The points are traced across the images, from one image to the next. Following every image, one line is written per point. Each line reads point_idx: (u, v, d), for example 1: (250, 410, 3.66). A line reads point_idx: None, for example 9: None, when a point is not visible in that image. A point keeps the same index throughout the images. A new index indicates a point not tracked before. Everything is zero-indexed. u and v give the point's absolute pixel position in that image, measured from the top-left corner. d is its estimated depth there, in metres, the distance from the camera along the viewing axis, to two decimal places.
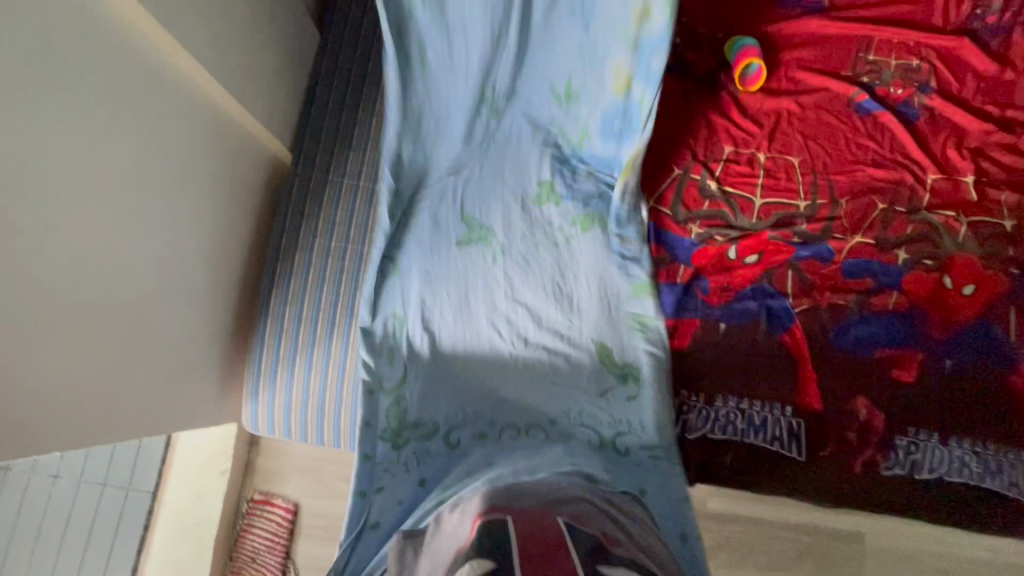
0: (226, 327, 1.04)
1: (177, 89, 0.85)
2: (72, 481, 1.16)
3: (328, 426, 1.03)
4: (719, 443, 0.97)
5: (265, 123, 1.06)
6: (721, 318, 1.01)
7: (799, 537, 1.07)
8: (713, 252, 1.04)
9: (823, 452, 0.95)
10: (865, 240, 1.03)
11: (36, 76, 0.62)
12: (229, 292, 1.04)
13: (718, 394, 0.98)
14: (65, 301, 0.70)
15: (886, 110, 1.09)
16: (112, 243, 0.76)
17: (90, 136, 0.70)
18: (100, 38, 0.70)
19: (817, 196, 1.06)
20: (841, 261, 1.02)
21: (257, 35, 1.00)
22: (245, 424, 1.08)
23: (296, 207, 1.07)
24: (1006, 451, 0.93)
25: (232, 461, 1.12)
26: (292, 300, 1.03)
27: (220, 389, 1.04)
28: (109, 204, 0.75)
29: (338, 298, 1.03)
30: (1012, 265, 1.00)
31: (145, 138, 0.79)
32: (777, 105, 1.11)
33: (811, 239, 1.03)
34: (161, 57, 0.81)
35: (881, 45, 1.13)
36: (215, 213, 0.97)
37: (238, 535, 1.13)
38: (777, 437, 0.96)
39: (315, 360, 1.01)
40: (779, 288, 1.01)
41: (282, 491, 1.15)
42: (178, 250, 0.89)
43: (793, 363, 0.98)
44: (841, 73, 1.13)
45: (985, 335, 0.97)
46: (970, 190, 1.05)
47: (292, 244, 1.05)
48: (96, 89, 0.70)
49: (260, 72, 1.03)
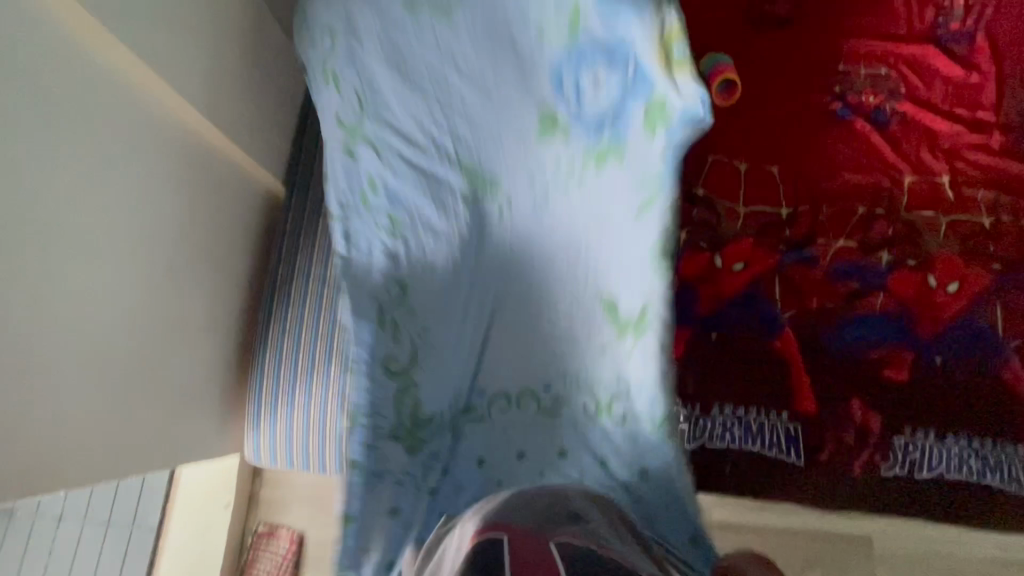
0: (225, 358, 1.06)
1: (169, 131, 0.88)
2: (76, 523, 1.17)
3: (329, 451, 1.03)
4: (717, 451, 0.98)
5: (257, 159, 1.10)
6: (712, 326, 1.02)
7: (806, 543, 1.07)
8: (700, 261, 1.05)
9: (822, 456, 0.96)
10: (848, 244, 1.05)
11: (33, 123, 0.65)
12: (229, 326, 1.06)
13: (714, 403, 0.99)
14: (63, 340, 0.71)
15: (858, 117, 1.13)
16: (108, 284, 0.78)
17: (84, 182, 0.73)
18: (92, 85, 0.74)
19: (798, 203, 1.09)
20: (827, 264, 1.04)
21: (246, 77, 1.04)
22: (247, 454, 1.09)
23: (291, 238, 1.09)
24: (1001, 444, 0.94)
25: (235, 493, 1.13)
26: (290, 328, 1.05)
27: (221, 422, 1.05)
28: (105, 244, 0.77)
29: (333, 326, 1.05)
30: (993, 261, 1.02)
31: (137, 180, 0.82)
32: (754, 118, 1.15)
33: (795, 245, 1.05)
34: (151, 101, 0.84)
35: (848, 56, 1.17)
36: (209, 248, 0.99)
37: (244, 568, 1.12)
38: (775, 443, 0.97)
39: (314, 388, 1.03)
40: (768, 295, 1.03)
41: (287, 521, 1.15)
42: (177, 285, 0.92)
43: (784, 367, 0.99)
44: (812, 84, 1.17)
45: (971, 330, 0.98)
46: (947, 190, 1.07)
47: (288, 274, 1.08)
48: (88, 134, 0.73)
49: (252, 110, 1.06)
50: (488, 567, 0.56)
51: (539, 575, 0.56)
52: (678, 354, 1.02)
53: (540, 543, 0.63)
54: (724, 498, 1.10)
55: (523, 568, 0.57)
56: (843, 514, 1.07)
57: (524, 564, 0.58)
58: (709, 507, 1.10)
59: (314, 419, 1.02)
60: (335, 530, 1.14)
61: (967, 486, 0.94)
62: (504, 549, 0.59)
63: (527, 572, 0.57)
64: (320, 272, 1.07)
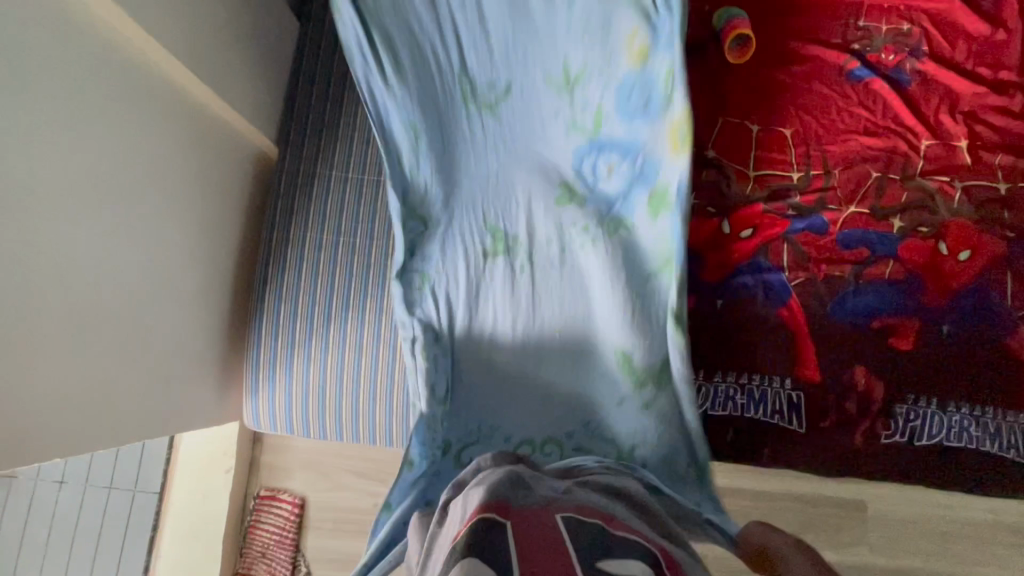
0: (222, 324, 1.04)
1: (157, 87, 0.83)
2: (76, 488, 1.16)
3: (329, 415, 1.03)
4: (718, 419, 0.98)
5: (250, 118, 1.05)
6: (718, 293, 1.01)
7: (800, 508, 1.09)
8: (708, 227, 1.03)
9: (823, 424, 0.95)
10: (860, 210, 1.02)
11: (15, 80, 0.61)
12: (224, 293, 1.03)
13: (717, 370, 0.98)
14: (51, 306, 0.69)
15: (877, 77, 1.08)
16: (98, 248, 0.75)
17: (72, 141, 0.69)
18: (71, 33, 0.68)
19: (810, 167, 1.05)
20: (836, 231, 1.01)
21: (235, 28, 0.98)
22: (246, 421, 1.09)
23: (285, 201, 1.06)
24: (1002, 413, 0.94)
25: (235, 459, 1.13)
26: (286, 294, 1.03)
27: (219, 389, 1.04)
28: (96, 206, 0.74)
29: (331, 291, 1.03)
30: (1007, 229, 0.99)
31: (126, 140, 0.78)
32: (767, 76, 1.10)
33: (805, 211, 1.02)
34: (137, 55, 0.79)
35: (870, 10, 1.11)
36: (203, 212, 0.96)
37: (247, 531, 1.13)
38: (778, 411, 0.96)
39: (312, 354, 1.01)
40: (775, 262, 1.01)
41: (288, 486, 1.16)
42: (171, 250, 0.89)
43: (789, 335, 0.98)
44: (831, 41, 1.11)
45: (980, 299, 0.97)
46: (964, 154, 1.04)
47: (282, 239, 1.04)
48: (73, 90, 0.69)
49: (242, 64, 1.01)
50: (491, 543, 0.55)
51: (545, 553, 0.55)
52: None
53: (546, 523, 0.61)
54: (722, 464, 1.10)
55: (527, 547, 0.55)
56: (837, 480, 1.09)
57: (528, 540, 0.56)
58: None
59: (312, 385, 1.01)
60: (335, 495, 1.15)
61: (966, 453, 0.94)
62: (506, 527, 0.58)
63: (534, 550, 0.55)
64: (316, 236, 1.04)
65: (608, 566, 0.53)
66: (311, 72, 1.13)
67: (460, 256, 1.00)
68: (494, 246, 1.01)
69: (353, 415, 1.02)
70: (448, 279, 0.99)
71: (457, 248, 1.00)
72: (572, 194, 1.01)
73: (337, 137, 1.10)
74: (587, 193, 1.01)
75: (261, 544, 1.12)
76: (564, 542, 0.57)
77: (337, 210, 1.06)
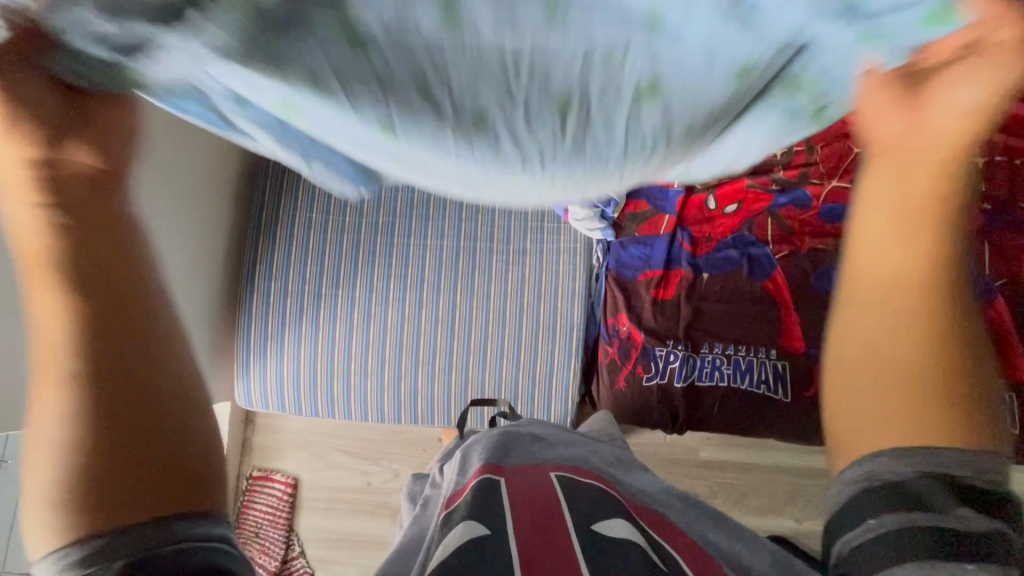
0: (212, 302, 1.04)
1: None
2: None
3: (321, 392, 1.03)
4: (707, 391, 0.99)
5: None
6: (704, 267, 1.02)
7: (788, 479, 1.11)
8: (693, 202, 1.05)
9: (809, 393, 0.97)
10: (841, 184, 1.04)
11: None
12: (214, 271, 1.03)
13: (704, 341, 1.00)
14: None
15: None
16: None
17: None
18: None
19: (794, 142, 1.07)
20: (819, 205, 1.03)
21: None
22: (238, 400, 1.09)
23: (274, 179, 1.06)
24: None
25: (228, 438, 1.13)
26: (276, 272, 1.03)
27: (210, 367, 1.04)
28: None
29: (321, 270, 1.02)
30: (985, 201, 1.02)
31: None
32: None
33: (789, 185, 1.04)
34: None
35: None
36: (189, 191, 0.95)
37: (240, 512, 1.14)
38: (763, 381, 0.98)
39: (303, 330, 1.01)
40: (759, 236, 1.02)
41: (281, 466, 1.16)
42: (160, 226, 0.89)
43: (773, 306, 1.00)
44: None
45: None
46: None
47: (272, 216, 1.04)
48: None
49: None
50: (487, 509, 0.55)
51: (539, 515, 0.55)
52: (668, 296, 1.02)
53: (542, 481, 0.62)
54: (711, 437, 1.12)
55: (522, 509, 0.56)
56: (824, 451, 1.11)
57: (523, 502, 0.57)
58: (696, 446, 1.13)
59: (304, 362, 1.02)
60: (329, 474, 1.15)
61: None
62: (503, 494, 0.58)
63: (528, 511, 0.56)
64: (304, 213, 1.04)
65: (603, 529, 0.53)
66: None
67: (448, 243, 1.01)
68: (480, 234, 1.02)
69: (345, 392, 1.02)
70: (438, 265, 1.01)
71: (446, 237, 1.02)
72: None
73: None
74: None
75: (254, 524, 1.12)
76: (559, 501, 0.58)
77: None
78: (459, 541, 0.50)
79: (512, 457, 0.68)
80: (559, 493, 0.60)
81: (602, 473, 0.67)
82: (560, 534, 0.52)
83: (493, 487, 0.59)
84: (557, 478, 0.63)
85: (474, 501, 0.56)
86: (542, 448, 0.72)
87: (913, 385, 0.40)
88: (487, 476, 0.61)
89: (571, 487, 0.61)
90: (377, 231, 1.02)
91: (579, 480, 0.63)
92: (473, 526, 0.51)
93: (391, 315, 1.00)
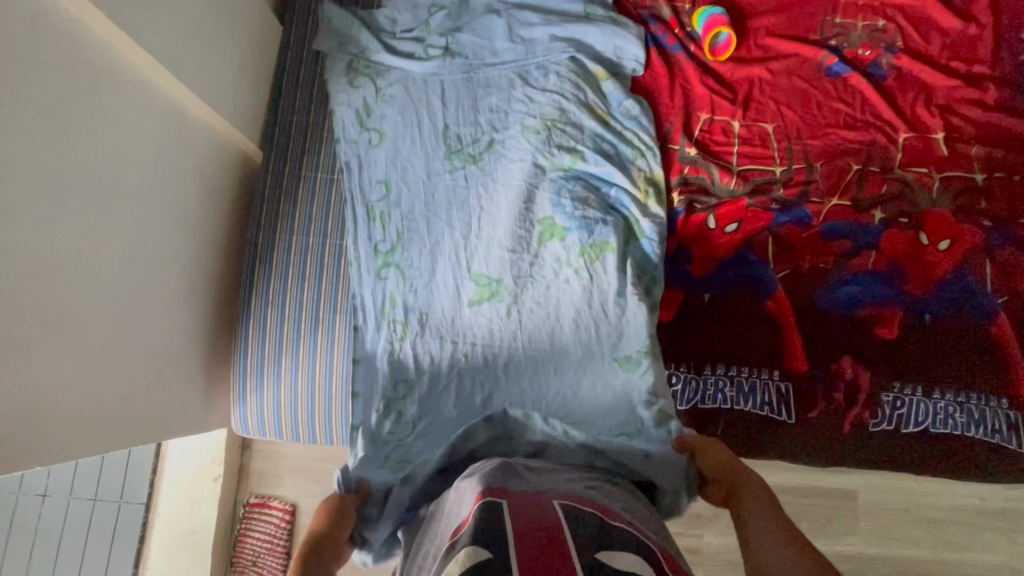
0: (207, 329, 1.02)
1: (136, 89, 0.82)
2: (61, 499, 1.14)
3: (320, 419, 1.01)
4: (710, 413, 0.98)
5: (233, 120, 1.04)
6: (705, 288, 1.02)
7: (793, 500, 1.10)
8: (694, 222, 1.04)
9: (812, 414, 0.96)
10: (843, 202, 1.03)
11: None
12: (209, 298, 1.02)
13: (707, 363, 0.99)
14: (30, 311, 0.67)
15: (855, 72, 1.10)
16: (78, 252, 0.73)
17: (53, 144, 0.68)
18: (48, 34, 0.67)
19: (793, 161, 1.06)
20: (820, 224, 1.02)
21: (217, 32, 0.98)
22: (234, 427, 1.07)
23: (269, 204, 1.05)
24: (986, 398, 0.95)
25: (225, 466, 1.11)
26: (274, 298, 1.01)
27: (204, 395, 1.02)
28: (77, 210, 0.73)
29: (319, 294, 1.02)
30: (984, 218, 1.01)
31: (106, 141, 0.77)
32: (748, 72, 1.12)
33: (789, 203, 1.04)
34: (115, 56, 0.78)
35: (847, 7, 1.13)
36: (184, 217, 0.94)
37: (237, 540, 1.12)
38: (767, 402, 0.97)
39: (301, 355, 1.01)
40: (760, 255, 1.02)
41: (279, 492, 1.14)
42: (153, 254, 0.87)
43: (776, 326, 0.99)
44: (809, 38, 1.13)
45: (962, 287, 0.98)
46: (941, 146, 1.06)
47: (268, 243, 1.04)
48: (54, 95, 0.68)
49: (222, 67, 1.00)
50: (491, 532, 0.54)
51: (546, 540, 0.54)
52: (670, 317, 1.01)
53: (545, 507, 0.61)
54: None
55: (526, 533, 0.55)
56: (829, 470, 1.10)
57: (528, 526, 0.56)
58: None
59: (303, 387, 1.00)
60: None
61: (953, 439, 0.95)
62: (507, 514, 0.58)
63: (533, 536, 0.55)
64: (301, 238, 1.04)
65: (607, 559, 0.52)
66: (295, 76, 1.13)
67: (444, 306, 0.99)
68: (479, 292, 0.99)
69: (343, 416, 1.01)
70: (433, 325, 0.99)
71: (443, 300, 0.99)
72: (553, 229, 1.00)
73: (322, 138, 1.10)
74: (567, 226, 1.00)
75: (252, 552, 1.10)
76: (564, 528, 0.57)
77: (323, 211, 1.06)
78: (463, 570, 0.49)
79: (511, 482, 0.67)
80: (563, 521, 0.59)
81: (602, 504, 0.66)
82: (565, 561, 0.52)
83: (496, 509, 0.59)
84: (562, 505, 0.62)
85: (478, 522, 0.55)
86: (540, 477, 0.72)
87: (779, 535, 0.70)
88: (491, 499, 0.60)
89: (574, 515, 0.60)
90: (370, 291, 1.00)
91: (581, 509, 0.62)
92: (477, 552, 0.51)
93: (387, 336, 0.99)
